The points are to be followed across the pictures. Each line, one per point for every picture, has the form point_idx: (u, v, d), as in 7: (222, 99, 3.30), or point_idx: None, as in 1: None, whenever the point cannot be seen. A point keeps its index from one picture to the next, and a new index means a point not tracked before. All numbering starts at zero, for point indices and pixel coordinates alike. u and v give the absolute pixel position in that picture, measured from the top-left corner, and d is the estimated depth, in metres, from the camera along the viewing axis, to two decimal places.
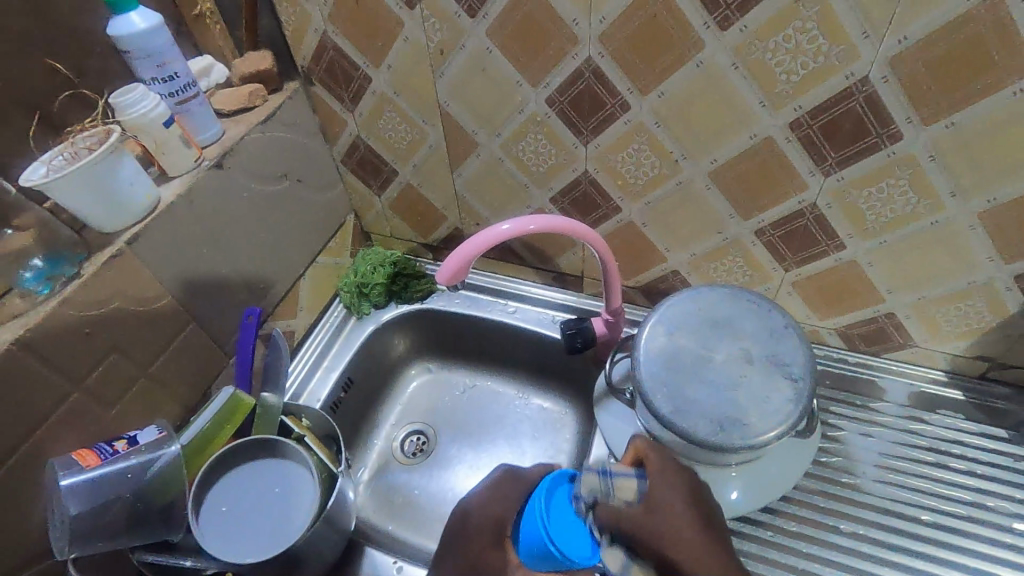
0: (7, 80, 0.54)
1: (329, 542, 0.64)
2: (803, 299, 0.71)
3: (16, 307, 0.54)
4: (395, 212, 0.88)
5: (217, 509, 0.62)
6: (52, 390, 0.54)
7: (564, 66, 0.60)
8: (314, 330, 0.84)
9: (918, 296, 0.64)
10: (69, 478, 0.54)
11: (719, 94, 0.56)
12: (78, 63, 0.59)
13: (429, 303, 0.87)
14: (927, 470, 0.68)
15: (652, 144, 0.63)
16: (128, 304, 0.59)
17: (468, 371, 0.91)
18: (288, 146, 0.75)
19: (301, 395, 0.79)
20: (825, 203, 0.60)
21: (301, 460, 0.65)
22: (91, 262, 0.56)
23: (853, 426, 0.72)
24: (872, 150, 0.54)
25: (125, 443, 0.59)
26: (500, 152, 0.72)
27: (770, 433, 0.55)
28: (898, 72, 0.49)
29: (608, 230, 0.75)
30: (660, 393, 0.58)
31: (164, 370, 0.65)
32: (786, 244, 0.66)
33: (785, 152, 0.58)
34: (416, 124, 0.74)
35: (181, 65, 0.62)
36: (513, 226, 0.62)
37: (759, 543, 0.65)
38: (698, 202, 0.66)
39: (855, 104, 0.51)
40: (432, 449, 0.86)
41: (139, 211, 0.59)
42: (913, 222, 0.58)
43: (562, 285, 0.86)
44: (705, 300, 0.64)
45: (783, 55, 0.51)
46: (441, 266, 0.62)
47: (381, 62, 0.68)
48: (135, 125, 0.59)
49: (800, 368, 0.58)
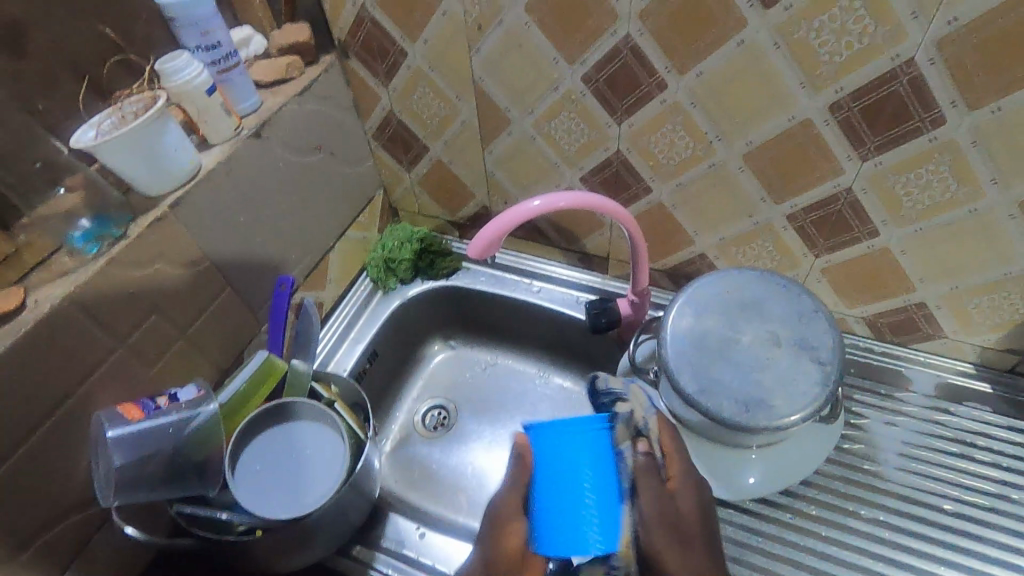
0: (60, 43, 0.56)
1: (355, 505, 0.66)
2: (832, 285, 0.71)
3: (66, 264, 0.56)
4: (424, 189, 0.89)
5: (252, 467, 0.64)
6: (98, 345, 0.56)
7: (601, 43, 0.60)
8: (342, 302, 0.85)
9: (951, 285, 0.64)
10: (115, 430, 0.56)
11: (759, 74, 0.55)
12: (126, 30, 0.61)
13: (454, 280, 0.88)
14: (950, 461, 0.68)
15: (687, 125, 0.62)
16: (171, 266, 0.61)
17: (490, 349, 0.93)
18: (323, 118, 0.76)
19: (328, 364, 0.80)
20: (861, 188, 0.59)
21: (330, 426, 0.67)
22: (137, 224, 0.58)
23: (877, 414, 0.72)
24: (912, 134, 0.53)
25: (166, 400, 0.61)
26: (531, 130, 0.72)
27: (796, 416, 0.55)
28: (944, 54, 0.48)
29: (637, 211, 0.75)
30: (685, 372, 0.58)
31: (201, 332, 0.67)
32: (818, 230, 0.65)
33: (824, 135, 0.57)
34: (449, 100, 0.74)
35: (224, 33, 0.63)
36: (545, 202, 0.62)
37: (777, 525, 0.65)
38: (730, 185, 0.66)
39: (898, 86, 0.51)
40: (454, 423, 0.88)
41: (182, 175, 0.60)
42: (950, 210, 0.57)
43: (587, 267, 0.86)
44: (733, 283, 0.64)
45: (827, 36, 0.50)
46: (473, 240, 0.62)
47: (417, 37, 0.69)
48: (179, 92, 0.61)
49: (828, 353, 0.58)
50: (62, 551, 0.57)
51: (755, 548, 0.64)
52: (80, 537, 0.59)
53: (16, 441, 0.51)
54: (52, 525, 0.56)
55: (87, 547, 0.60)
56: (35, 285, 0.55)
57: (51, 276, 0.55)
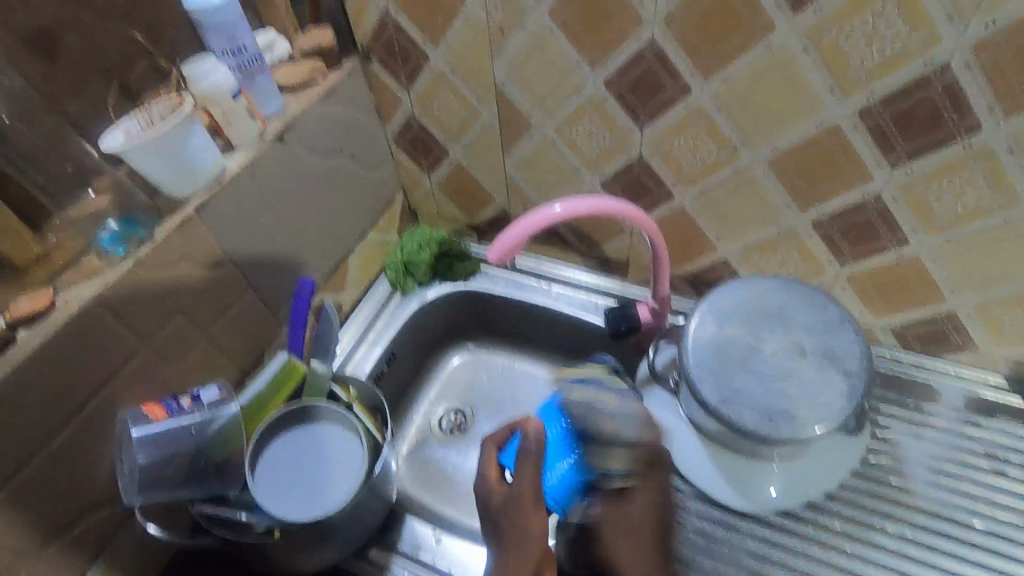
0: (90, 48, 0.57)
1: (371, 508, 0.66)
2: (858, 294, 0.69)
3: (94, 265, 0.57)
4: (443, 192, 0.89)
5: (272, 468, 0.64)
6: (124, 344, 0.57)
7: (625, 47, 0.59)
8: (361, 304, 0.86)
9: (983, 296, 0.62)
10: (139, 429, 0.57)
11: (786, 79, 0.54)
12: (155, 35, 0.62)
13: (472, 283, 0.88)
14: (981, 477, 0.66)
15: (711, 130, 0.61)
16: (195, 268, 0.61)
17: (507, 353, 0.92)
18: (345, 122, 0.76)
19: (346, 366, 0.80)
20: (891, 195, 0.58)
21: (348, 427, 0.68)
22: (163, 227, 0.59)
23: (904, 427, 0.71)
24: (948, 141, 0.52)
25: (189, 400, 0.61)
26: (552, 135, 0.72)
27: (821, 429, 0.54)
28: (981, 59, 0.46)
29: (658, 217, 0.74)
30: (707, 382, 0.57)
31: (223, 333, 0.68)
32: (844, 237, 0.64)
33: (852, 142, 0.56)
34: (471, 104, 0.74)
35: (250, 38, 0.64)
36: (565, 208, 0.62)
37: (800, 538, 0.64)
38: (755, 190, 0.65)
39: (932, 92, 0.49)
40: (469, 426, 0.88)
41: (207, 178, 0.61)
42: (985, 219, 0.56)
43: (607, 271, 0.85)
44: (758, 290, 0.63)
45: (859, 40, 0.49)
46: (492, 245, 0.62)
47: (440, 41, 0.69)
48: (205, 96, 0.62)
49: (855, 364, 0.56)
50: (85, 549, 0.58)
51: (777, 561, 0.63)
52: (104, 535, 0.60)
53: (44, 438, 0.52)
54: (76, 522, 0.57)
55: (109, 546, 0.61)
56: (64, 285, 0.56)
57: (79, 276, 0.56)
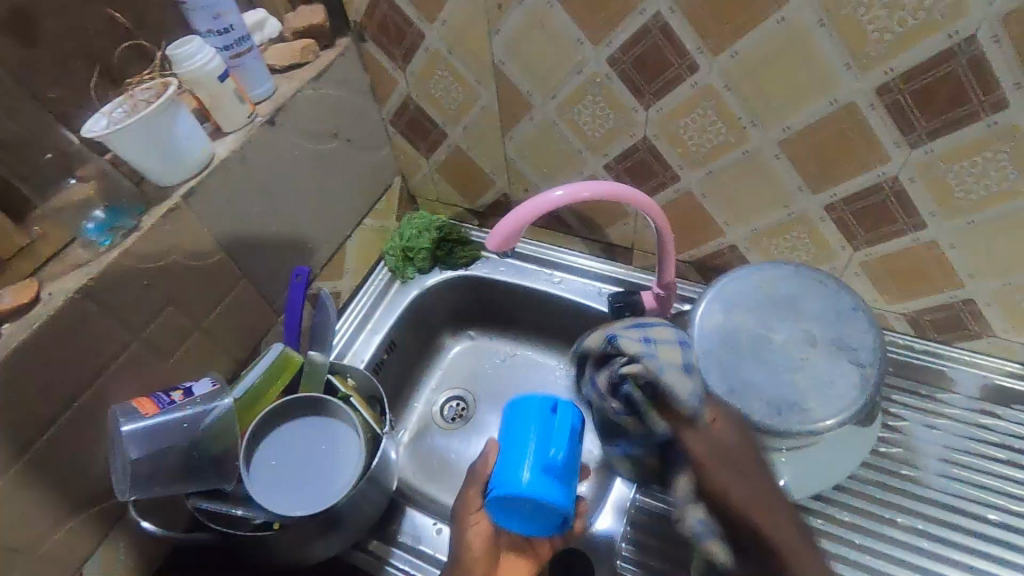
0: (69, 29, 0.55)
1: (370, 500, 0.65)
2: (871, 280, 0.67)
3: (80, 256, 0.55)
4: (442, 176, 0.86)
5: (268, 463, 0.63)
6: (114, 338, 0.56)
7: (630, 22, 0.56)
8: (359, 292, 0.84)
9: (1004, 282, 0.59)
10: (130, 424, 0.56)
11: (800, 54, 0.51)
12: (137, 15, 0.59)
13: (473, 270, 0.85)
14: (996, 468, 0.64)
15: (720, 110, 0.59)
16: (185, 257, 0.60)
17: (509, 340, 0.91)
18: (338, 103, 0.73)
19: (345, 355, 0.79)
20: (908, 177, 0.55)
21: (345, 418, 0.66)
22: (150, 216, 0.57)
23: (917, 416, 0.69)
24: (971, 120, 0.49)
25: (181, 394, 0.60)
26: (554, 115, 0.69)
27: (831, 421, 0.52)
28: (1011, 30, 0.43)
29: (664, 201, 0.71)
30: (713, 372, 0.55)
31: (217, 323, 0.66)
32: (858, 221, 0.61)
33: (869, 121, 0.53)
34: (469, 84, 0.71)
35: (236, 17, 0.61)
36: (567, 192, 0.59)
37: (809, 531, 0.63)
38: (765, 172, 0.62)
39: (956, 67, 0.46)
40: (471, 415, 0.87)
41: (194, 165, 0.59)
42: (1009, 202, 0.53)
43: (610, 257, 0.83)
44: (767, 278, 0.60)
45: (879, 11, 0.46)
46: (491, 232, 0.59)
47: (436, 17, 0.66)
48: (191, 78, 0.59)
49: (868, 355, 0.54)
50: (82, 542, 0.58)
51: None
52: (100, 528, 0.60)
53: (33, 434, 0.51)
54: (72, 516, 0.56)
55: (106, 538, 0.61)
56: (49, 277, 0.54)
57: (65, 268, 0.55)
